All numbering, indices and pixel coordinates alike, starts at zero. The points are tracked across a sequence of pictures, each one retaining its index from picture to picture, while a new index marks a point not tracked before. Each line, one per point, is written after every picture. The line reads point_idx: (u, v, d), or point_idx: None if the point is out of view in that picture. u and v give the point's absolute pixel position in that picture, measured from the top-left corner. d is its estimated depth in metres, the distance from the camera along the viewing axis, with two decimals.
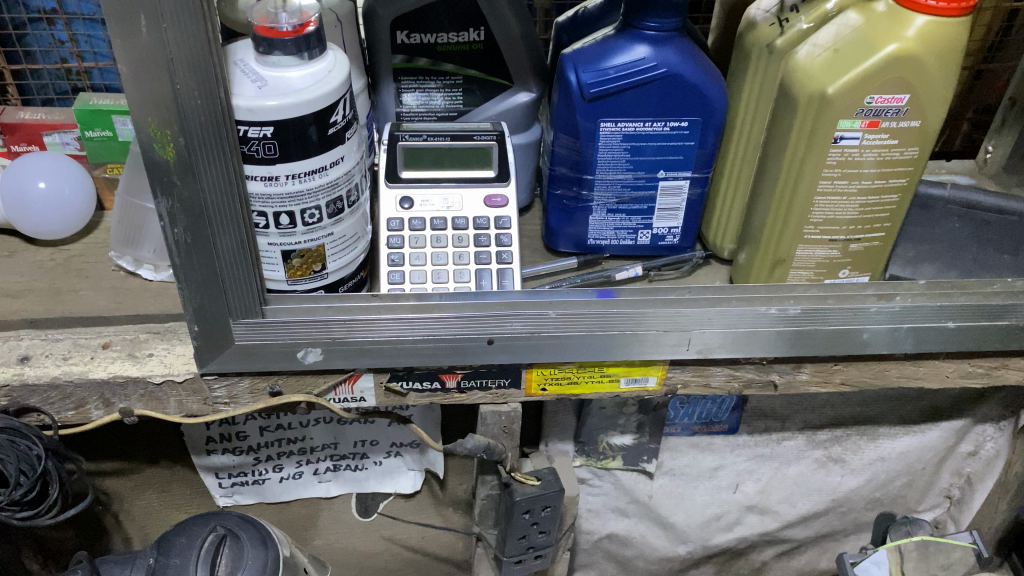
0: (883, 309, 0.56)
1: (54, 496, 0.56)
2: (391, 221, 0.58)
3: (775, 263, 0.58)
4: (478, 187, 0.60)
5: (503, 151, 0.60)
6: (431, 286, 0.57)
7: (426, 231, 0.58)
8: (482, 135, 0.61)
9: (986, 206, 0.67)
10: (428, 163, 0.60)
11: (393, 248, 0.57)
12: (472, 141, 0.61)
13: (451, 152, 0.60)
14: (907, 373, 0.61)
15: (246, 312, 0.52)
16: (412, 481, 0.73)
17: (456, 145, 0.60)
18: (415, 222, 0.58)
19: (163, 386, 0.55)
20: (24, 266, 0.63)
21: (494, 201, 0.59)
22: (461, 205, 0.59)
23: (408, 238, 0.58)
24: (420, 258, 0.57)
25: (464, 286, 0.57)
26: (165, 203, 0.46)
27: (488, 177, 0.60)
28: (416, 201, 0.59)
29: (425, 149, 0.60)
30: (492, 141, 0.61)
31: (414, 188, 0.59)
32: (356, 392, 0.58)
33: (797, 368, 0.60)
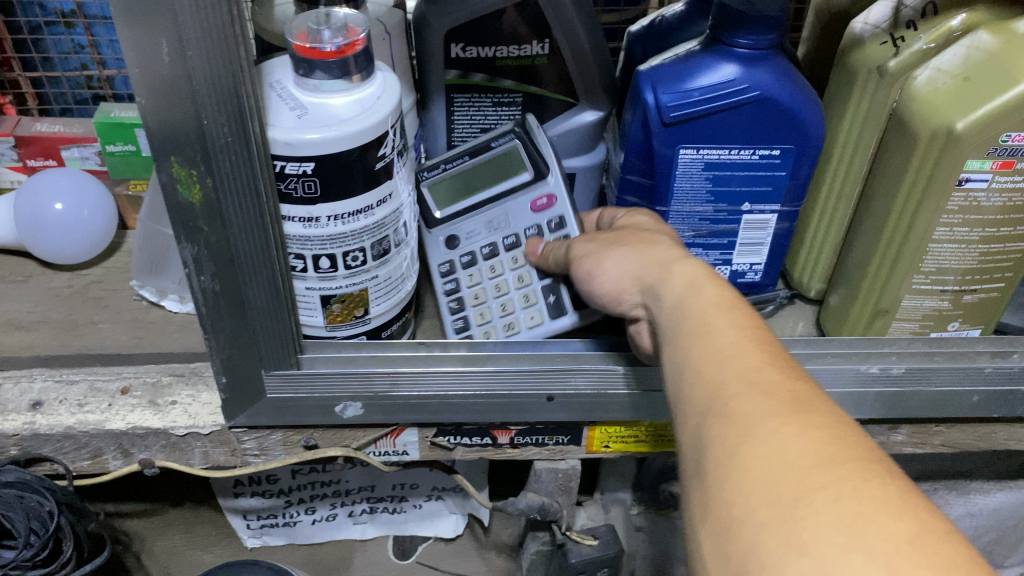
0: (999, 369, 0.49)
1: (67, 555, 0.51)
2: (441, 267, 0.53)
3: (876, 313, 0.50)
4: (520, 197, 0.53)
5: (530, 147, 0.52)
6: (496, 321, 0.51)
7: (479, 262, 0.53)
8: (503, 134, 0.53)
9: None
10: (462, 189, 0.54)
11: (454, 291, 0.53)
12: (493, 146, 0.53)
13: (479, 170, 0.54)
14: (1017, 436, 0.54)
15: (280, 363, 0.46)
16: (454, 525, 0.68)
17: (477, 164, 0.53)
18: (467, 255, 0.53)
19: (188, 437, 0.50)
20: (40, 293, 0.57)
21: (541, 206, 0.52)
22: (509, 220, 0.53)
23: (464, 275, 0.53)
24: (479, 296, 0.52)
25: (532, 306, 0.50)
26: (189, 249, 0.40)
27: (526, 180, 0.53)
28: (462, 235, 0.54)
29: (450, 179, 0.54)
30: (513, 142, 0.53)
31: (454, 223, 0.54)
32: (398, 445, 0.52)
33: (892, 429, 0.53)
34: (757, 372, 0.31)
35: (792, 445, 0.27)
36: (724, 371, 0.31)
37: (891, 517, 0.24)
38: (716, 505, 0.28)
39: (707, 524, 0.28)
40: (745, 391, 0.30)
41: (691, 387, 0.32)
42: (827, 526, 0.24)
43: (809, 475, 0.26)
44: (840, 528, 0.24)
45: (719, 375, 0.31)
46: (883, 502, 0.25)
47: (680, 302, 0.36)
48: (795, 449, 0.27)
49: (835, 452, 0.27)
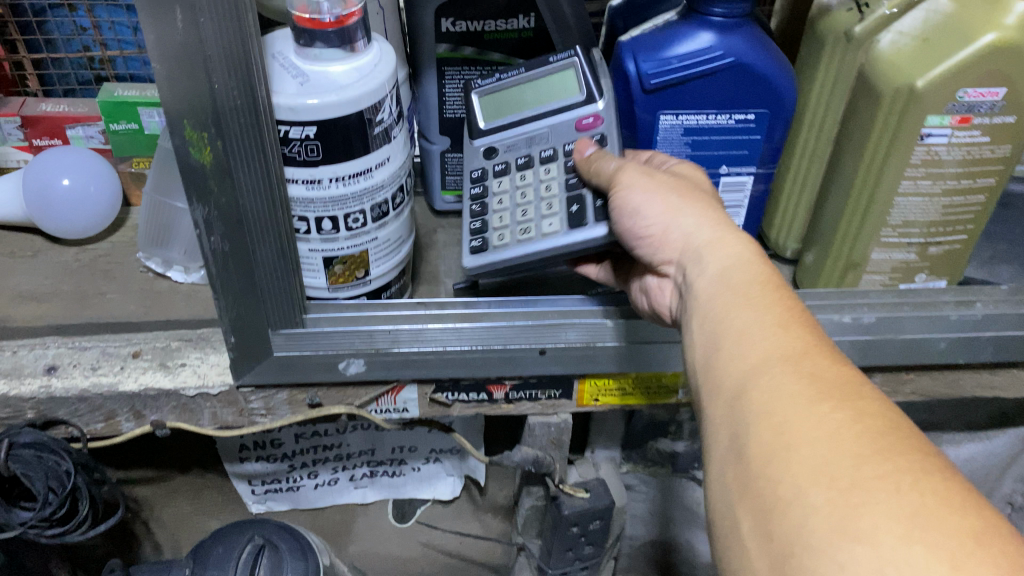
0: (964, 316, 0.53)
1: (83, 513, 0.53)
2: (472, 173, 0.54)
3: (847, 267, 0.54)
4: (567, 114, 0.53)
5: (585, 68, 0.52)
6: (509, 224, 0.50)
7: (512, 175, 0.53)
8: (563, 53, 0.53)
9: None
10: (507, 103, 0.55)
11: (477, 197, 0.53)
12: (549, 63, 0.53)
13: (532, 87, 0.54)
14: (984, 382, 0.57)
15: (286, 321, 0.49)
16: (451, 488, 0.70)
17: (530, 79, 0.54)
18: (500, 164, 0.54)
19: (198, 398, 0.53)
20: (49, 267, 0.60)
21: (585, 125, 0.52)
22: (550, 140, 0.53)
23: (492, 185, 0.53)
24: (503, 204, 0.52)
25: (551, 216, 0.49)
26: (201, 210, 0.43)
27: (576, 100, 0.53)
28: (501, 148, 0.54)
29: (502, 94, 0.55)
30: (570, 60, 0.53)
31: (495, 138, 0.54)
32: (399, 402, 0.55)
33: (866, 378, 0.56)
34: (809, 358, 0.34)
35: (845, 439, 0.30)
36: (779, 355, 0.34)
37: (942, 512, 0.27)
38: (765, 482, 0.31)
39: (754, 507, 0.31)
40: (800, 374, 0.33)
41: (743, 375, 0.35)
42: (884, 516, 0.27)
43: (864, 464, 0.29)
44: (899, 520, 0.27)
45: (773, 360, 0.34)
46: (940, 498, 0.27)
47: (732, 285, 0.39)
48: (850, 443, 0.30)
49: (884, 447, 0.29)
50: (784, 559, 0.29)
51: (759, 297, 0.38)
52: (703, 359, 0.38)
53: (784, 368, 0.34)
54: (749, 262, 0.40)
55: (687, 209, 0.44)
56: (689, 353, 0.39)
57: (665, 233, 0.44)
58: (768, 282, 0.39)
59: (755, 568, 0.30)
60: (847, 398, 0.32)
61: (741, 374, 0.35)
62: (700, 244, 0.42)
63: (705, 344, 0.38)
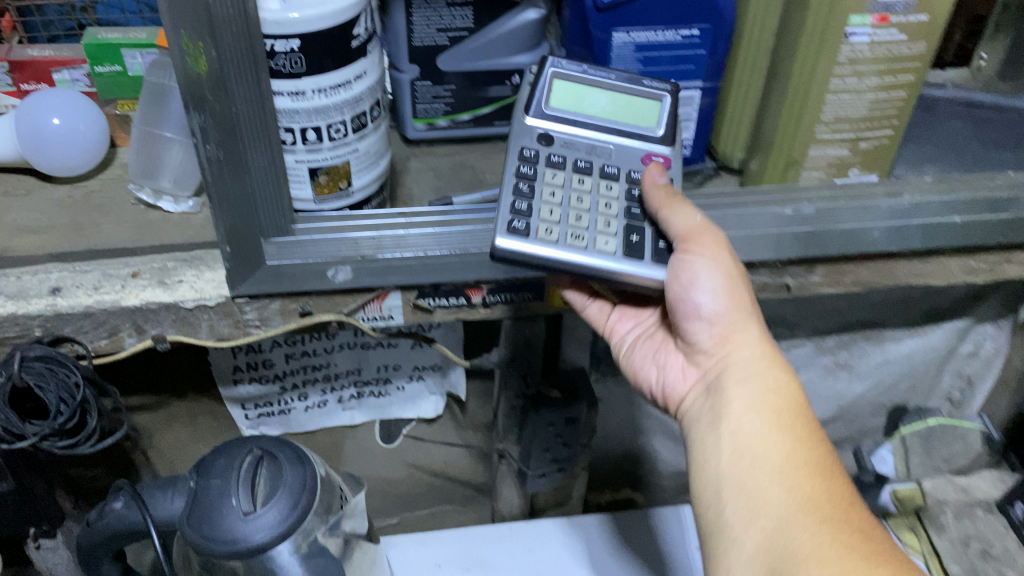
0: (893, 205, 0.58)
1: (92, 426, 0.57)
2: (526, 150, 0.52)
3: (787, 165, 0.59)
4: (636, 144, 0.55)
5: (670, 110, 0.55)
6: (562, 221, 0.50)
7: (566, 170, 0.52)
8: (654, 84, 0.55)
9: (987, 103, 0.65)
10: (580, 100, 0.54)
11: (526, 177, 0.51)
12: (642, 86, 0.54)
13: (612, 97, 0.54)
14: (915, 270, 0.63)
15: (278, 230, 0.53)
16: (435, 405, 0.75)
17: (616, 90, 0.54)
18: (557, 158, 0.52)
19: (196, 310, 0.57)
20: (44, 203, 0.63)
21: (652, 160, 0.54)
22: (609, 156, 0.54)
23: (542, 169, 0.52)
24: (554, 195, 0.51)
25: (609, 237, 0.50)
26: (197, 118, 0.46)
27: (650, 136, 0.55)
28: (558, 141, 0.53)
29: (575, 85, 0.54)
30: (664, 92, 0.55)
31: (555, 128, 0.53)
32: (384, 309, 0.59)
33: (809, 270, 0.61)
34: (829, 495, 0.46)
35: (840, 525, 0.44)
36: (806, 493, 0.46)
37: None
38: None
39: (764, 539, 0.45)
40: (817, 505, 0.46)
41: (764, 458, 0.48)
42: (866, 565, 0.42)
43: None
44: None
45: (795, 473, 0.47)
46: None
47: (766, 410, 0.50)
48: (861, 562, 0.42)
49: None
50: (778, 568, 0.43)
51: (790, 428, 0.49)
52: (732, 483, 0.48)
53: (805, 498, 0.46)
54: (779, 380, 0.51)
55: (741, 310, 0.52)
56: (716, 458, 0.50)
57: (716, 332, 0.53)
58: (798, 413, 0.50)
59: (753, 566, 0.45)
60: (855, 529, 0.45)
61: (774, 502, 0.46)
62: (742, 365, 0.52)
63: (730, 436, 0.50)
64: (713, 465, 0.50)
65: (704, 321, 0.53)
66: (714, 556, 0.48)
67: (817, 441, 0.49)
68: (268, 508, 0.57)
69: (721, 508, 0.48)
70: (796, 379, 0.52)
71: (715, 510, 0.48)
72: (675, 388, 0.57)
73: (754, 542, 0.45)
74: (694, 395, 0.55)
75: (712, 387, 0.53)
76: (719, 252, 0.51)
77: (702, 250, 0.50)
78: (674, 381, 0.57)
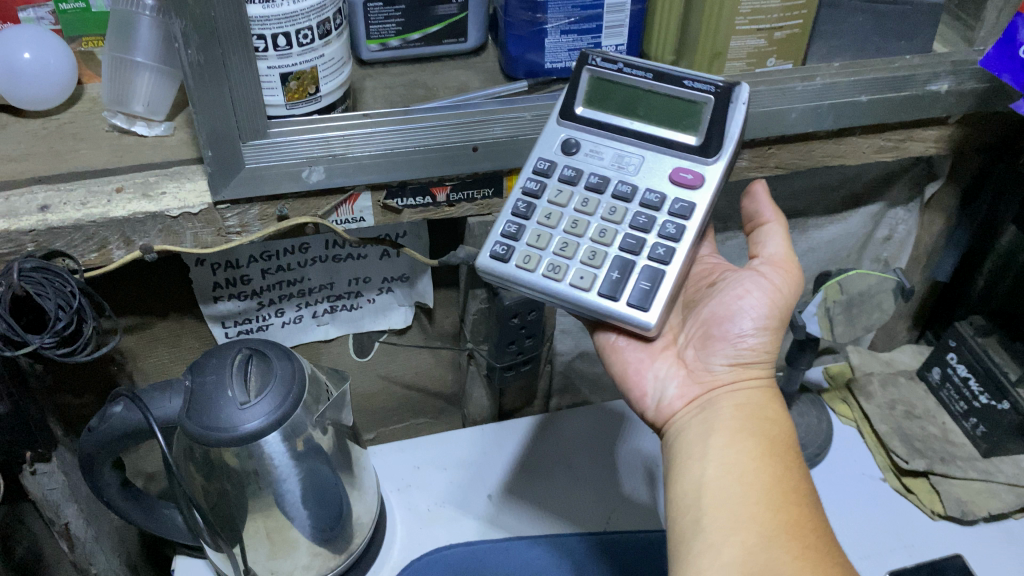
0: (808, 87, 0.65)
1: (88, 332, 0.60)
2: (542, 160, 0.62)
3: (714, 57, 0.66)
4: (673, 155, 0.60)
5: (712, 118, 0.58)
6: (548, 246, 0.60)
7: (582, 188, 0.62)
8: (702, 85, 0.58)
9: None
10: (617, 101, 0.61)
11: (529, 193, 0.62)
12: (684, 88, 0.58)
13: (651, 97, 0.60)
14: (830, 151, 0.71)
15: (255, 134, 0.57)
16: (404, 316, 0.80)
17: (652, 91, 0.60)
18: (572, 171, 0.61)
19: (180, 219, 0.61)
20: (20, 135, 0.65)
21: (684, 175, 0.59)
22: (637, 168, 0.61)
23: (551, 188, 0.62)
24: (550, 216, 0.61)
25: (586, 272, 0.59)
26: (180, 23, 0.51)
27: (689, 146, 0.59)
28: (582, 146, 0.62)
29: (618, 87, 0.61)
30: (708, 99, 0.58)
31: (581, 130, 0.62)
32: (356, 211, 0.65)
33: (737, 156, 0.69)
34: (803, 521, 0.51)
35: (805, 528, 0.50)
36: (785, 516, 0.51)
37: None
38: None
39: (735, 533, 0.50)
40: (795, 530, 0.50)
41: (747, 460, 0.54)
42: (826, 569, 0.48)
43: None
44: None
45: (778, 497, 0.51)
46: None
47: (760, 435, 0.56)
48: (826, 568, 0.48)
49: None
50: (750, 561, 0.48)
51: (780, 456, 0.54)
52: (716, 483, 0.53)
53: (785, 521, 0.50)
54: (776, 415, 0.58)
55: (768, 352, 0.61)
56: (704, 468, 0.55)
57: (738, 359, 0.61)
58: (785, 443, 0.56)
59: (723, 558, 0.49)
60: (819, 550, 0.49)
61: (760, 521, 0.50)
62: (752, 394, 0.59)
63: (721, 445, 0.55)
64: (698, 474, 0.55)
65: (733, 348, 0.61)
66: (688, 558, 0.51)
67: (799, 472, 0.54)
68: (260, 401, 0.61)
69: (700, 515, 0.52)
70: (791, 423, 0.58)
71: (697, 503, 0.53)
72: (666, 398, 0.63)
73: (734, 550, 0.49)
74: (689, 408, 0.61)
75: (715, 402, 0.59)
76: (793, 287, 0.61)
77: (785, 275, 0.60)
78: (669, 395, 0.63)
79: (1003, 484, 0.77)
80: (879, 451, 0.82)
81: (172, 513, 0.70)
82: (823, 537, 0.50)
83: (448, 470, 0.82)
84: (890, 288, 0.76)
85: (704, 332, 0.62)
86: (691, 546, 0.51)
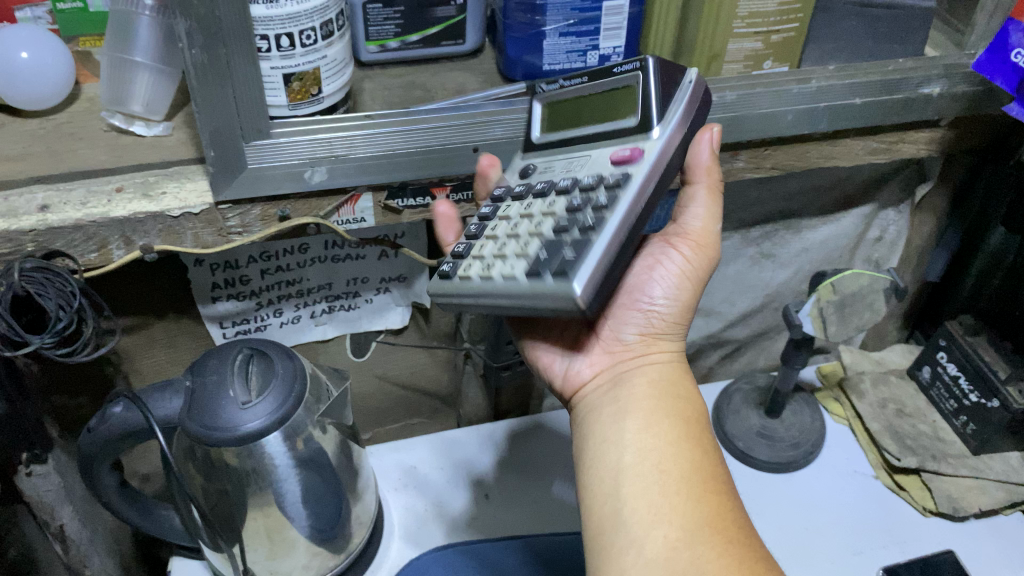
0: (803, 90, 0.66)
1: (88, 333, 0.60)
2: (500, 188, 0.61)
3: (710, 60, 0.67)
4: (617, 143, 0.56)
5: (645, 88, 0.54)
6: (488, 254, 0.55)
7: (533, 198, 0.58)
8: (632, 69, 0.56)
9: (879, 2, 0.68)
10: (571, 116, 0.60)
11: (483, 217, 0.59)
12: (614, 75, 0.56)
13: (596, 100, 0.59)
14: (824, 152, 0.72)
15: (258, 134, 0.57)
16: (401, 316, 0.80)
17: (597, 90, 0.58)
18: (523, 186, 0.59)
19: (181, 219, 0.61)
20: (17, 135, 0.64)
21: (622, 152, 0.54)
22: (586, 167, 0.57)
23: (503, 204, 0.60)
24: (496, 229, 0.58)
25: (517, 261, 0.52)
26: (184, 23, 0.50)
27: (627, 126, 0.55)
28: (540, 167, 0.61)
29: (567, 103, 0.60)
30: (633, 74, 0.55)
31: (540, 158, 0.62)
32: (357, 211, 0.65)
33: (734, 156, 0.70)
34: (723, 510, 0.50)
35: (723, 519, 0.50)
36: (708, 507, 0.50)
37: None
38: None
39: (653, 526, 0.49)
40: (718, 522, 0.50)
41: (660, 446, 0.53)
42: (743, 560, 0.48)
43: None
44: None
45: (698, 486, 0.51)
46: None
47: (674, 415, 0.55)
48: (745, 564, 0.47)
49: None
50: (668, 555, 0.48)
51: (696, 438, 0.54)
52: (634, 470, 0.52)
53: (708, 513, 0.50)
54: (688, 393, 0.58)
55: (678, 324, 0.60)
56: (620, 452, 0.54)
57: (647, 329, 0.60)
58: (700, 425, 0.55)
59: (643, 550, 0.49)
60: (741, 541, 0.49)
61: (683, 512, 0.50)
62: (661, 367, 0.60)
63: (634, 430, 0.55)
64: (615, 458, 0.54)
65: (642, 318, 0.60)
66: (610, 552, 0.50)
67: (715, 457, 0.54)
68: (261, 401, 0.61)
69: (619, 505, 0.52)
70: (703, 402, 0.58)
71: (616, 494, 0.52)
72: (579, 368, 0.63)
73: (655, 544, 0.49)
74: (599, 380, 0.61)
75: (622, 376, 0.59)
76: (705, 259, 0.59)
77: (694, 248, 0.58)
78: (578, 364, 0.63)
79: (992, 480, 0.79)
80: (871, 449, 0.83)
81: (168, 514, 0.70)
82: (742, 527, 0.50)
83: (445, 470, 0.83)
84: (882, 288, 0.77)
85: (614, 301, 0.62)
86: (611, 537, 0.51)
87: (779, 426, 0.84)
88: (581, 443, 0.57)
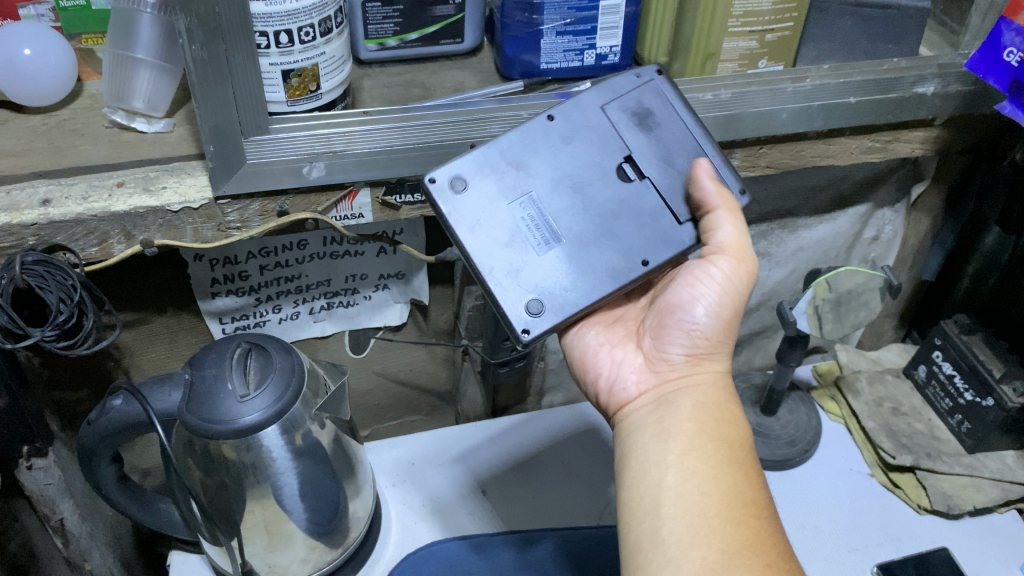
0: (798, 89, 0.67)
1: (88, 327, 0.61)
2: None
3: (706, 58, 0.67)
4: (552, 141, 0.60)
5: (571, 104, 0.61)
6: None
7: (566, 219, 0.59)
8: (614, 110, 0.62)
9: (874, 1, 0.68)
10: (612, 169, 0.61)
11: None
12: None
13: None
14: (820, 151, 0.73)
15: (257, 129, 0.58)
16: (399, 312, 0.81)
17: None
18: None
19: (181, 213, 0.61)
20: (20, 130, 0.65)
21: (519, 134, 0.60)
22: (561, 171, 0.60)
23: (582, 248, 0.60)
24: None
25: None
26: (185, 20, 0.51)
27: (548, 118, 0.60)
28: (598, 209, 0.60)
29: None
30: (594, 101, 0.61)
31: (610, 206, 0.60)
32: (354, 207, 0.66)
33: (729, 155, 0.70)
34: (763, 534, 0.51)
35: (764, 545, 0.50)
36: (748, 531, 0.51)
37: None
38: None
39: (693, 548, 0.50)
40: (757, 546, 0.50)
41: (705, 471, 0.53)
42: None
43: None
44: None
45: (738, 509, 0.52)
46: None
47: (718, 440, 0.55)
48: None
49: None
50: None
51: (739, 466, 0.54)
52: (676, 491, 0.53)
53: (747, 536, 0.51)
54: (734, 419, 0.58)
55: (721, 344, 0.61)
56: (661, 473, 0.54)
57: (692, 349, 0.61)
58: (744, 453, 0.56)
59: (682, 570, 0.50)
60: (780, 566, 0.50)
61: (722, 534, 0.50)
62: (704, 386, 0.60)
63: (679, 454, 0.55)
64: (657, 480, 0.54)
65: (687, 335, 0.61)
66: (646, 567, 0.51)
67: (758, 484, 0.54)
68: (259, 395, 0.62)
69: (658, 523, 0.52)
70: (748, 425, 0.58)
71: (657, 515, 0.53)
72: (625, 389, 0.64)
73: (693, 565, 0.49)
74: (642, 400, 0.62)
75: (665, 394, 0.61)
76: (744, 272, 0.60)
77: (733, 263, 0.59)
78: (622, 381, 0.64)
79: (987, 479, 0.79)
80: (866, 447, 0.84)
81: (168, 507, 0.71)
82: (785, 555, 0.51)
83: (443, 466, 0.83)
84: (877, 287, 0.77)
85: (659, 322, 0.63)
86: (649, 553, 0.52)
87: (775, 424, 0.85)
88: (625, 460, 0.58)
